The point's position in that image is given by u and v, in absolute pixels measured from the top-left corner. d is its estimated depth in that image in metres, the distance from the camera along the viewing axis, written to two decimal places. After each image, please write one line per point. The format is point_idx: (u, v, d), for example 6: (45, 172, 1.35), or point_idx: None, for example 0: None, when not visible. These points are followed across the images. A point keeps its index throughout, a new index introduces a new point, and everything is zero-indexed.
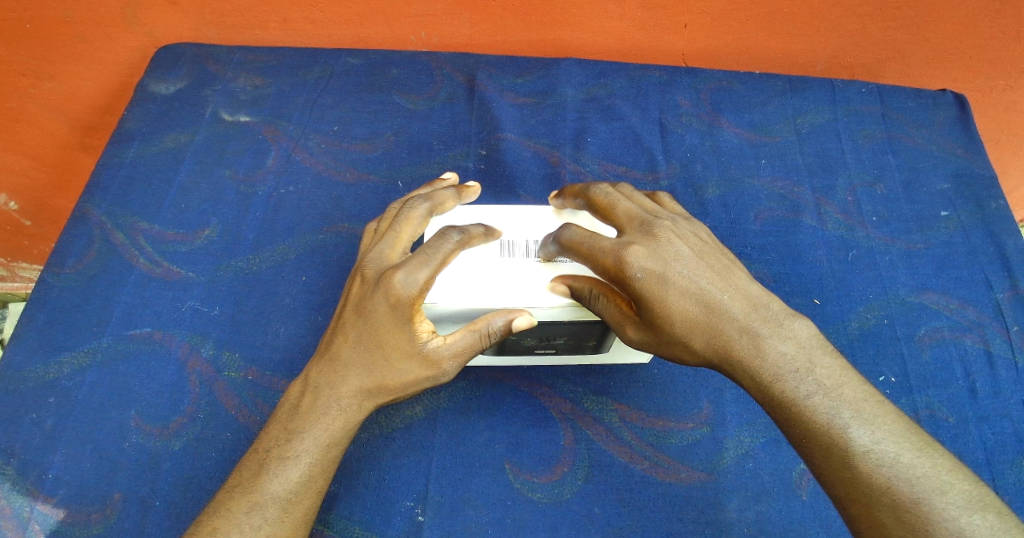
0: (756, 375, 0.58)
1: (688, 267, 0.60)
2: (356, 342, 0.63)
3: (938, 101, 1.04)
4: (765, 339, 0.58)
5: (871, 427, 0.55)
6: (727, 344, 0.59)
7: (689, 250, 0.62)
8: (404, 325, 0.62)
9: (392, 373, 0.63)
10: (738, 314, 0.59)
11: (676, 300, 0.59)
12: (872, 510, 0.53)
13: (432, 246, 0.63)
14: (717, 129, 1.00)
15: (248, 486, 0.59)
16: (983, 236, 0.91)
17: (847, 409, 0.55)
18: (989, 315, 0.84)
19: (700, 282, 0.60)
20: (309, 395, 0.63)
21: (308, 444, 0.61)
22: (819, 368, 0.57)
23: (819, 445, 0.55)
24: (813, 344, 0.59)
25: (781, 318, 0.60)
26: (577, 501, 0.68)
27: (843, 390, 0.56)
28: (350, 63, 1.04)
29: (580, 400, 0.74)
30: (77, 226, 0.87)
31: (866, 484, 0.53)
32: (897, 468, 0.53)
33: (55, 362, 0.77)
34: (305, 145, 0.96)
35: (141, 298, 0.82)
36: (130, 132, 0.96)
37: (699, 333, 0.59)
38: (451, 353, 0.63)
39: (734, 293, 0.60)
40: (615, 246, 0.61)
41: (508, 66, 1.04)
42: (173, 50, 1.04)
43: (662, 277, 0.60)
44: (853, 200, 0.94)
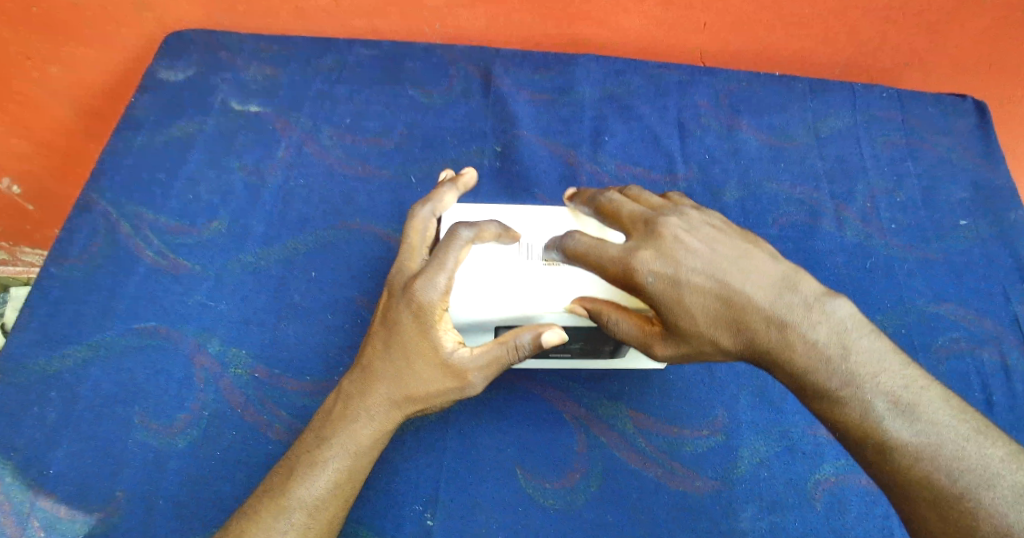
0: (789, 367, 0.56)
1: (701, 262, 0.59)
2: (383, 353, 0.62)
3: (958, 107, 1.02)
4: (794, 326, 0.56)
5: (911, 418, 0.52)
6: (755, 335, 0.57)
7: (702, 245, 0.60)
8: (428, 334, 0.61)
9: (419, 384, 0.61)
10: (762, 303, 0.57)
11: (692, 301, 0.58)
12: (912, 504, 0.52)
13: (444, 250, 0.62)
14: (734, 131, 0.98)
15: (277, 490, 0.59)
16: (1002, 247, 0.90)
17: (883, 399, 0.53)
18: (1006, 328, 0.83)
19: (717, 275, 0.58)
20: (341, 403, 0.63)
21: (338, 452, 0.61)
22: (854, 355, 0.55)
23: (855, 437, 0.54)
24: (849, 328, 0.56)
25: (812, 301, 0.57)
26: (589, 508, 0.67)
27: (880, 378, 0.54)
28: (364, 54, 1.02)
29: (594, 405, 0.73)
30: (83, 216, 0.86)
31: (906, 478, 0.52)
32: (938, 461, 0.51)
33: (59, 356, 0.76)
34: (317, 138, 0.94)
35: (147, 291, 0.81)
36: (137, 120, 0.94)
37: (722, 327, 0.57)
38: (477, 366, 0.61)
39: (759, 280, 0.58)
40: (622, 253, 0.60)
41: (524, 60, 1.02)
42: (183, 36, 1.02)
43: (675, 279, 0.58)
44: (871, 207, 0.92)
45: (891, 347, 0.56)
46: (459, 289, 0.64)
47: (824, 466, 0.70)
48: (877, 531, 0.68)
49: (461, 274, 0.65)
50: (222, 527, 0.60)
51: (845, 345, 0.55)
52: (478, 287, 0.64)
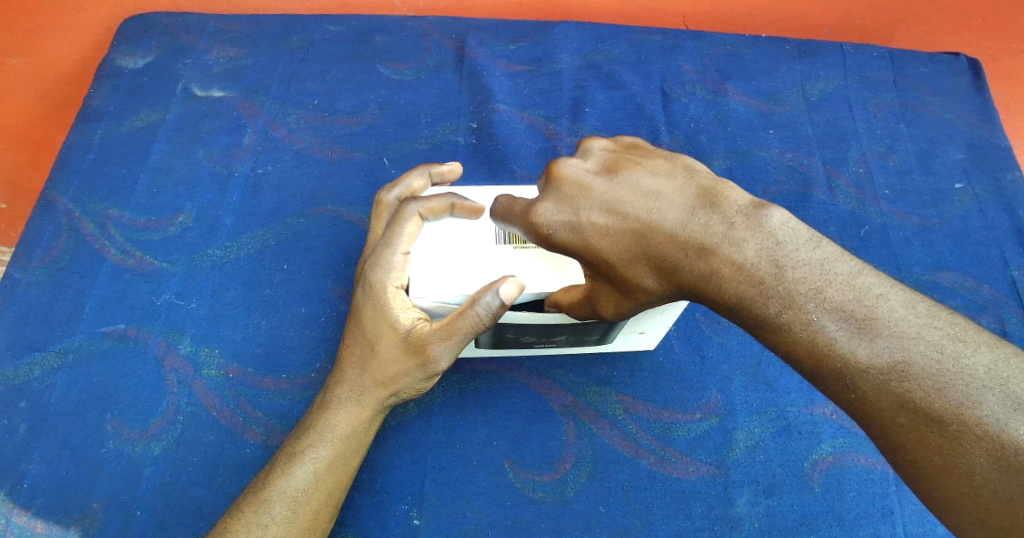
0: (724, 297, 0.48)
1: (600, 198, 0.51)
2: (352, 340, 0.61)
3: (952, 65, 0.98)
4: (715, 248, 0.47)
5: (870, 337, 0.43)
6: (676, 264, 0.49)
7: (602, 179, 0.52)
8: (387, 315, 0.58)
9: (386, 365, 0.59)
10: (676, 227, 0.49)
11: (600, 246, 0.50)
12: (891, 435, 0.44)
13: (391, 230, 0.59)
14: (722, 97, 0.94)
15: (258, 487, 0.58)
16: (999, 210, 0.87)
17: (834, 320, 0.44)
18: (1005, 294, 0.81)
19: (621, 208, 0.50)
20: (321, 393, 0.62)
21: (316, 440, 0.59)
22: (790, 272, 0.46)
23: (812, 372, 0.46)
24: (781, 240, 0.47)
25: (735, 216, 0.48)
26: (581, 500, 0.65)
27: (826, 294, 0.45)
28: (331, 30, 0.97)
29: (582, 393, 0.71)
30: (44, 216, 0.82)
31: (876, 405, 0.43)
32: (908, 380, 0.42)
33: (26, 364, 0.72)
34: (286, 121, 0.90)
35: (115, 291, 0.77)
36: (97, 111, 0.89)
37: (640, 264, 0.50)
38: (438, 337, 0.57)
39: (673, 203, 0.49)
40: (526, 208, 0.54)
41: (501, 30, 0.98)
42: (141, 20, 0.97)
43: (575, 226, 0.51)
44: (865, 171, 0.89)
45: (836, 254, 0.47)
46: (417, 266, 0.59)
47: (822, 446, 0.69)
48: (877, 511, 0.66)
49: (416, 252, 0.60)
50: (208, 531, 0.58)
51: (778, 262, 0.46)
52: (439, 265, 0.59)
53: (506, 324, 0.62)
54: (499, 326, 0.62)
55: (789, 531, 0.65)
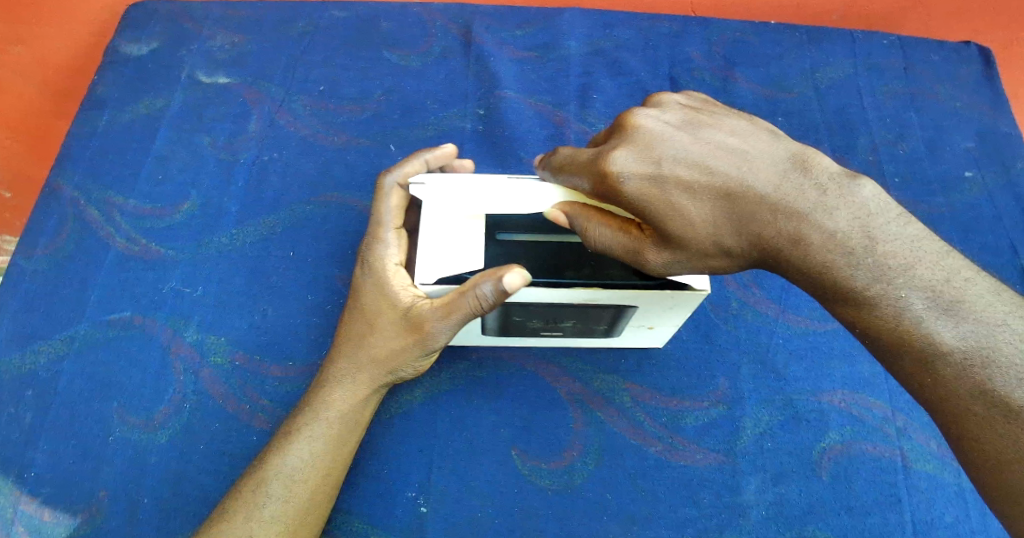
0: (808, 268, 0.49)
1: (685, 151, 0.49)
2: (352, 319, 0.62)
3: (961, 54, 0.97)
4: (808, 215, 0.48)
5: (956, 317, 0.45)
6: (763, 229, 0.49)
7: (684, 133, 0.50)
8: (386, 292, 0.60)
9: (383, 342, 0.59)
10: (766, 189, 0.48)
11: (681, 203, 0.49)
12: (960, 423, 0.45)
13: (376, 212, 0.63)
14: (730, 84, 0.93)
15: (261, 464, 0.58)
16: (1009, 199, 0.86)
17: (920, 294, 0.46)
18: (1014, 284, 0.80)
19: (709, 165, 0.49)
20: (321, 372, 0.63)
21: (312, 418, 0.60)
22: (882, 247, 0.47)
23: (892, 345, 0.47)
24: (872, 213, 0.48)
25: (827, 184, 0.49)
26: (588, 488, 0.65)
27: (916, 271, 0.47)
28: (336, 16, 0.96)
29: (590, 381, 0.70)
30: (49, 204, 0.81)
31: (954, 389, 0.45)
32: (989, 366, 0.44)
33: (32, 351, 0.72)
34: (291, 108, 0.89)
35: (119, 280, 0.77)
36: (101, 98, 0.89)
37: (722, 224, 0.49)
38: (435, 316, 0.56)
39: (764, 165, 0.49)
40: (594, 157, 0.53)
41: (506, 17, 0.97)
42: (144, 7, 0.96)
43: (656, 177, 0.49)
44: (874, 160, 0.88)
45: (925, 233, 0.48)
46: (421, 257, 0.58)
47: (830, 434, 0.68)
48: (886, 500, 0.66)
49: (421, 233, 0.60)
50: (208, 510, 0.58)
51: (869, 232, 0.48)
52: (445, 256, 0.59)
53: (514, 306, 0.61)
54: (505, 308, 0.61)
55: (797, 519, 0.65)
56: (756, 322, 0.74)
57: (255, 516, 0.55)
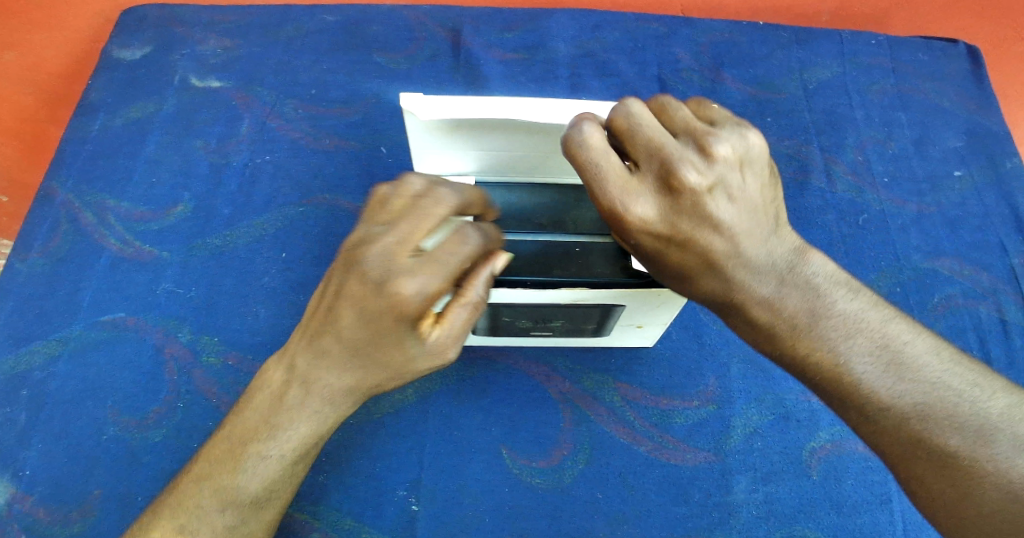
0: (759, 332, 0.47)
1: (707, 220, 0.44)
2: (341, 343, 0.48)
3: (948, 52, 0.98)
4: (767, 291, 0.46)
5: (895, 377, 0.45)
6: (731, 292, 0.46)
7: (716, 203, 0.44)
8: (400, 330, 0.45)
9: (379, 374, 0.49)
10: (755, 267, 0.46)
11: (672, 258, 0.46)
12: (908, 465, 0.45)
13: (415, 224, 0.45)
14: (720, 84, 0.94)
15: (217, 482, 0.52)
16: (997, 196, 0.86)
17: (863, 362, 0.46)
18: (1003, 280, 0.80)
19: (719, 238, 0.44)
20: (289, 388, 0.51)
21: (280, 440, 0.52)
22: (828, 320, 0.46)
23: (833, 403, 0.47)
24: (821, 290, 0.47)
25: (787, 263, 0.47)
26: (578, 486, 0.65)
27: (857, 340, 0.46)
28: (325, 20, 0.97)
29: (580, 380, 0.71)
30: (42, 207, 0.82)
31: (896, 439, 0.45)
32: (928, 421, 0.44)
33: (24, 354, 0.72)
34: (280, 111, 0.89)
35: (111, 283, 0.77)
36: (93, 102, 0.89)
37: (694, 283, 0.47)
38: (455, 343, 0.49)
39: (761, 247, 0.46)
40: (622, 190, 0.43)
41: (494, 18, 0.97)
42: (136, 12, 0.97)
43: (665, 236, 0.44)
44: (862, 159, 0.89)
45: (869, 302, 0.48)
46: None
47: (820, 433, 0.69)
48: (874, 496, 0.66)
49: None
50: (155, 513, 0.52)
51: (817, 310, 0.46)
52: None
53: (500, 306, 0.61)
54: (494, 308, 0.61)
55: (787, 517, 0.65)
56: None
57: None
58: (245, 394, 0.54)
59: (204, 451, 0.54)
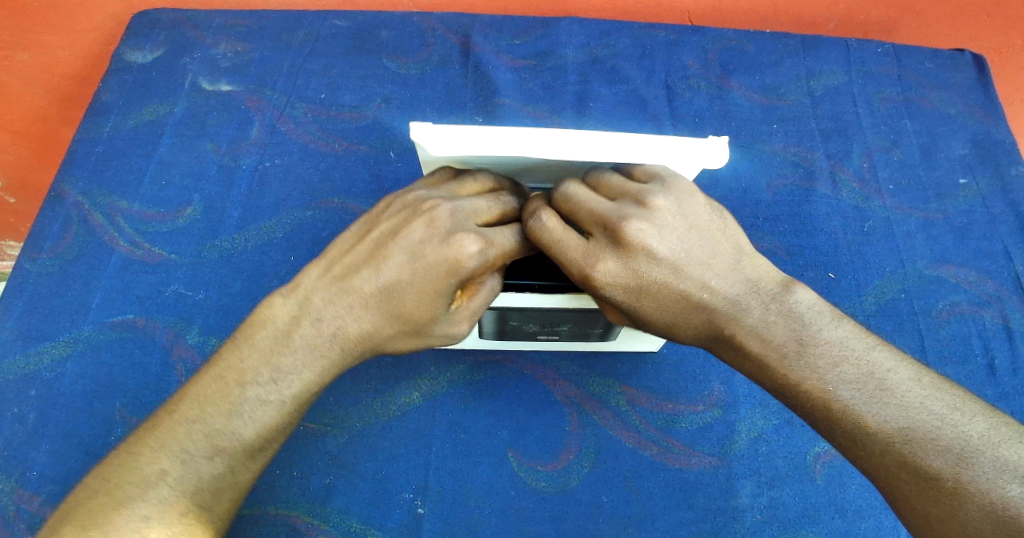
0: (749, 360, 0.52)
1: (663, 267, 0.50)
2: (381, 281, 0.54)
3: (955, 61, 0.99)
4: (750, 324, 0.51)
5: (879, 403, 0.48)
6: (715, 328, 0.52)
7: (664, 248, 0.50)
8: (448, 279, 0.53)
9: (395, 322, 0.55)
10: (727, 301, 0.51)
11: (649, 308, 0.52)
12: (894, 486, 0.48)
13: (490, 205, 0.56)
14: (726, 91, 0.95)
15: (212, 425, 0.52)
16: (1003, 204, 0.87)
17: (848, 389, 0.49)
18: (1008, 288, 0.80)
19: (678, 281, 0.51)
20: (298, 326, 0.55)
21: (280, 383, 0.54)
22: (814, 349, 0.50)
23: (823, 429, 0.50)
24: (806, 321, 0.51)
25: (767, 296, 0.51)
26: (583, 489, 0.65)
27: (842, 367, 0.49)
28: (337, 26, 0.98)
29: (586, 384, 0.71)
30: (54, 208, 0.83)
31: (882, 461, 0.48)
32: (912, 443, 0.47)
33: (35, 354, 0.73)
34: (291, 115, 0.90)
35: (123, 283, 0.78)
36: (106, 105, 0.90)
37: (679, 327, 0.52)
38: (468, 318, 0.56)
39: (721, 278, 0.51)
40: (584, 258, 0.51)
41: (504, 25, 0.98)
42: (149, 16, 0.98)
43: (633, 288, 0.51)
44: (868, 166, 0.89)
45: (854, 332, 0.51)
46: None
47: (824, 438, 0.69)
48: (877, 503, 0.66)
49: None
50: (136, 453, 0.52)
51: (804, 339, 0.50)
52: None
53: (509, 310, 0.62)
54: (502, 311, 0.62)
55: (791, 522, 0.65)
56: None
57: (206, 487, 0.51)
58: (241, 333, 0.56)
59: (194, 391, 0.54)
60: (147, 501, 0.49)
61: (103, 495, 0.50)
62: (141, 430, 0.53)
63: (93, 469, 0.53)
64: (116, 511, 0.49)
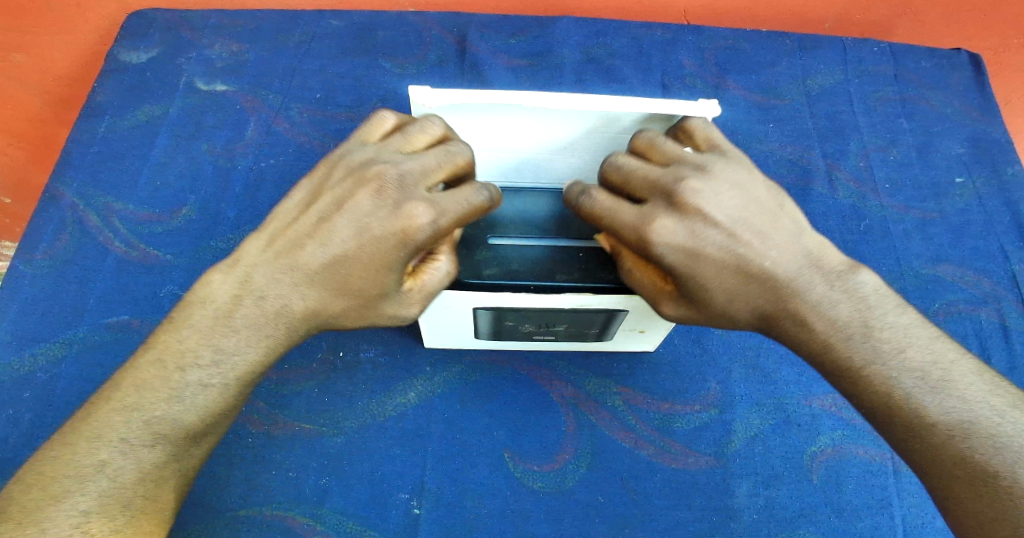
0: (811, 343, 0.53)
1: (719, 231, 0.51)
2: (327, 255, 0.52)
3: (952, 60, 0.98)
4: (817, 304, 0.52)
5: (941, 395, 0.50)
6: (775, 306, 0.53)
7: (720, 212, 0.51)
8: (399, 251, 0.52)
9: (340, 298, 0.54)
10: (789, 276, 0.52)
11: (707, 276, 0.51)
12: (946, 483, 0.50)
13: (441, 163, 0.54)
14: (723, 91, 0.95)
15: (149, 412, 0.51)
16: (999, 203, 0.87)
17: (910, 376, 0.51)
18: (1004, 287, 0.80)
19: (735, 248, 0.51)
20: (239, 305, 0.53)
21: (221, 365, 0.53)
22: (878, 333, 0.52)
23: (879, 417, 0.52)
24: (872, 305, 0.53)
25: (833, 276, 0.53)
26: (580, 490, 0.65)
27: (906, 354, 0.52)
28: (333, 25, 0.98)
29: (583, 385, 0.71)
30: (49, 209, 0.82)
31: (938, 456, 0.50)
32: (971, 438, 0.49)
33: (31, 355, 0.72)
34: (287, 115, 0.90)
35: (119, 284, 0.77)
36: (101, 105, 0.90)
37: (736, 300, 0.53)
38: (422, 298, 0.55)
39: (781, 250, 0.52)
40: (637, 219, 0.51)
41: (502, 25, 0.98)
42: (144, 16, 0.97)
43: (691, 252, 0.51)
44: (865, 166, 0.89)
45: (916, 321, 0.54)
46: None
47: (821, 438, 0.69)
48: (875, 503, 0.66)
49: None
50: (73, 437, 0.51)
51: (869, 322, 0.52)
52: None
53: (505, 310, 0.60)
54: (500, 312, 0.61)
55: (787, 522, 0.65)
56: None
57: (148, 477, 0.51)
58: (178, 314, 0.54)
59: (129, 374, 0.53)
60: (86, 495, 0.49)
61: (35, 489, 0.49)
62: (74, 419, 0.52)
63: (29, 460, 0.51)
64: (52, 506, 0.48)
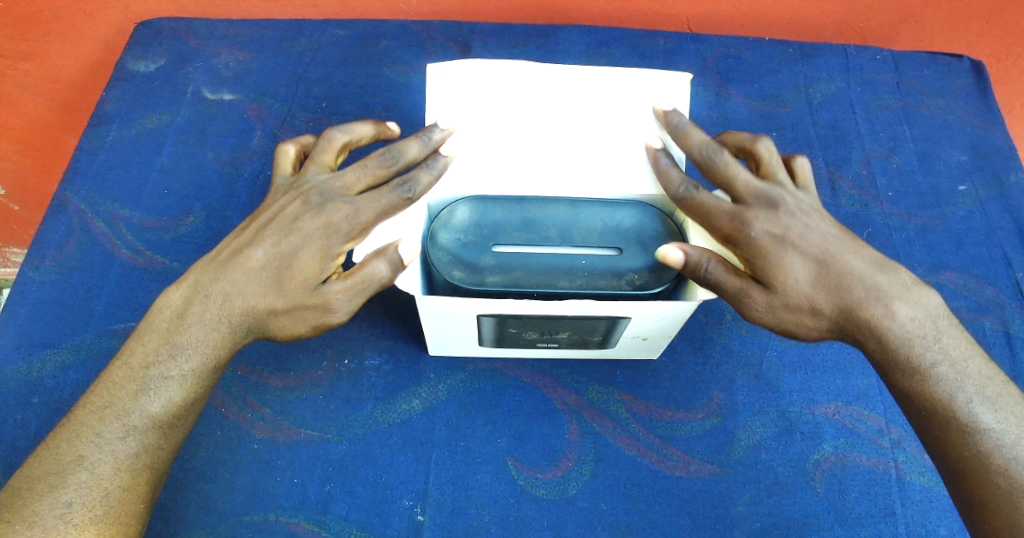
0: (883, 338, 0.54)
1: (810, 229, 0.56)
2: (266, 253, 0.55)
3: (953, 68, 0.99)
4: (894, 303, 0.54)
5: (995, 406, 0.53)
6: (856, 298, 0.54)
7: (816, 221, 0.57)
8: (324, 244, 0.55)
9: (278, 289, 0.54)
10: (868, 276, 0.55)
11: (794, 262, 0.55)
12: (985, 493, 0.52)
13: (354, 172, 0.58)
14: (725, 99, 0.95)
15: (119, 408, 0.53)
16: (1001, 211, 0.87)
17: (970, 385, 0.54)
18: (1007, 294, 0.81)
19: (828, 246, 0.55)
20: (191, 305, 0.55)
21: (178, 359, 0.54)
22: (944, 340, 0.55)
23: (934, 420, 0.54)
24: (939, 314, 0.56)
25: (909, 282, 0.56)
26: (583, 497, 0.66)
27: (968, 365, 0.54)
28: (337, 34, 0.98)
29: (585, 392, 0.71)
30: (56, 216, 0.83)
31: (985, 465, 0.52)
32: (1013, 451, 0.52)
33: (36, 361, 0.73)
34: (292, 124, 0.91)
35: (125, 291, 0.78)
36: (108, 113, 0.91)
37: (819, 289, 0.54)
38: (342, 289, 0.54)
39: (864, 254, 0.56)
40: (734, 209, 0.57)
41: (505, 33, 0.99)
42: (150, 25, 0.98)
43: (783, 241, 0.55)
44: (867, 173, 0.89)
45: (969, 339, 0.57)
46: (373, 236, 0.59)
47: (823, 446, 0.69)
48: (879, 511, 0.66)
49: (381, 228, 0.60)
50: (52, 437, 0.53)
51: (937, 329, 0.55)
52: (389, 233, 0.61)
53: (507, 317, 0.61)
54: (502, 318, 0.61)
55: (790, 529, 0.65)
56: (750, 333, 0.75)
57: (124, 467, 0.53)
58: (143, 321, 0.57)
59: (98, 380, 0.56)
60: (68, 488, 0.51)
61: (22, 494, 0.51)
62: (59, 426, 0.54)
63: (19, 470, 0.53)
64: (39, 503, 0.50)
